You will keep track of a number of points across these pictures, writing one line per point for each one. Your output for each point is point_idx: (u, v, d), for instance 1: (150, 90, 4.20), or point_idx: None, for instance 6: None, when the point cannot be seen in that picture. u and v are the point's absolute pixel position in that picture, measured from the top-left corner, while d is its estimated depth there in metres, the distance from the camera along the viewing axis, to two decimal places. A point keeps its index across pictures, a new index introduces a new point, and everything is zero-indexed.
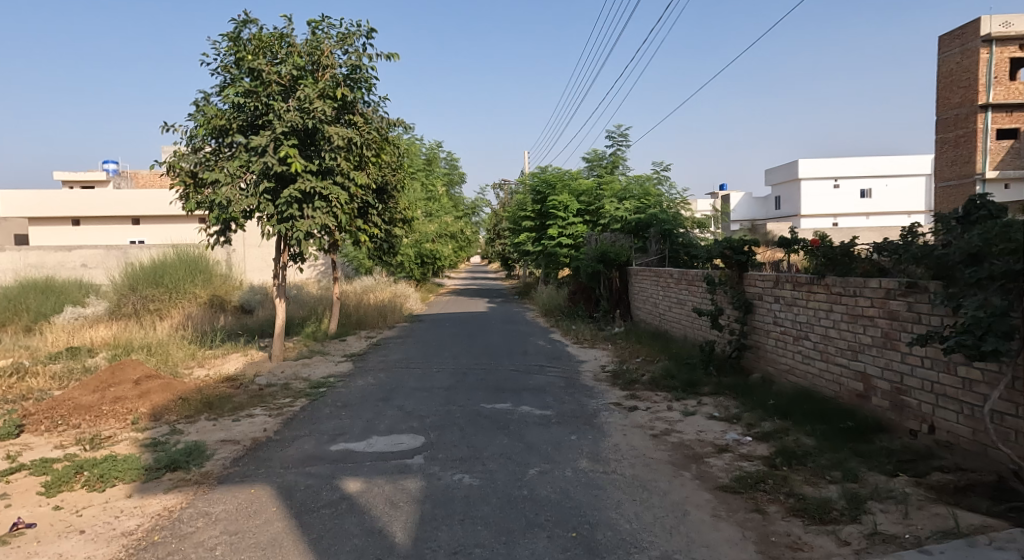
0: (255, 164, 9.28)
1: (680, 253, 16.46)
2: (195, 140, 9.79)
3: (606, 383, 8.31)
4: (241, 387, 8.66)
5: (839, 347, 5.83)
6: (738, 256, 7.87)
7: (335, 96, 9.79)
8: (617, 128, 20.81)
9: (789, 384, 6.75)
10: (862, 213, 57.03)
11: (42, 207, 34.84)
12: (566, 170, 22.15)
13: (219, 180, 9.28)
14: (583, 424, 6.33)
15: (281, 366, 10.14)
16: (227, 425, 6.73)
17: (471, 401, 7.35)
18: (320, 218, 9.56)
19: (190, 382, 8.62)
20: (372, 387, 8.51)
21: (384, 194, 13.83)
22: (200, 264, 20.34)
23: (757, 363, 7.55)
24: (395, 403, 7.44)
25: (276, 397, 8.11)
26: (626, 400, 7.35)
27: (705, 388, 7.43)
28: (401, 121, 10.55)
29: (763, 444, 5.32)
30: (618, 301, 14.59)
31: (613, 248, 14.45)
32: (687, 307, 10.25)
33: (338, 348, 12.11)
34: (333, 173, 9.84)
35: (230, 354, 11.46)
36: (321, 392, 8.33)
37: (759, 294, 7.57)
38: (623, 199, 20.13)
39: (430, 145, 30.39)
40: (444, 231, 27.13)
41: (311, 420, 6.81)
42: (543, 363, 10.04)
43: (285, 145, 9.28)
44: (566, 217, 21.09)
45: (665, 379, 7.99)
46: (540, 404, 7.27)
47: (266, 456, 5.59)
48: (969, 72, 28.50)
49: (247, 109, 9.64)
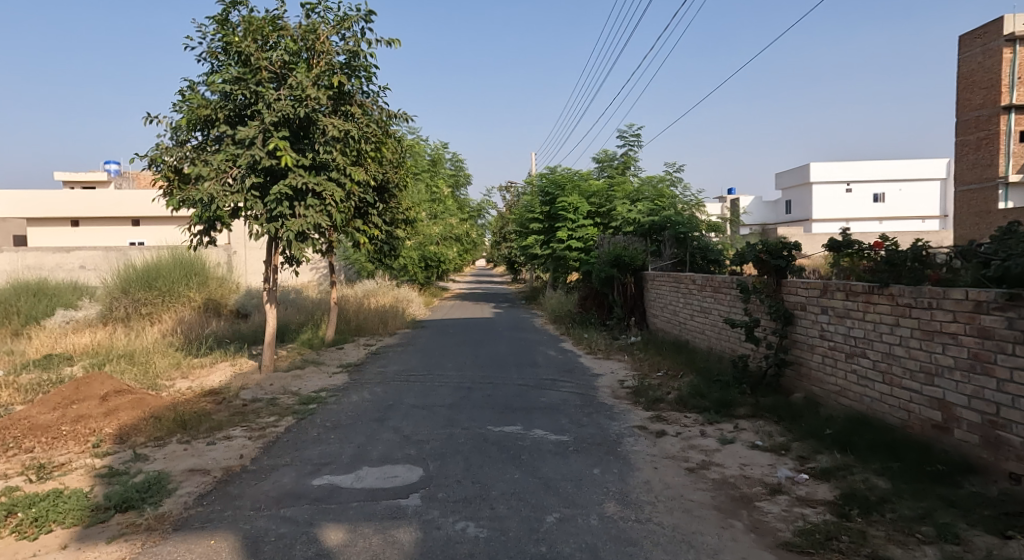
0: (242, 157, 8.46)
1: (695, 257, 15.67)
2: (178, 132, 8.99)
3: (627, 403, 7.46)
4: (223, 403, 7.85)
5: (907, 368, 4.99)
6: (778, 261, 7.07)
7: (331, 85, 9.02)
8: (629, 128, 19.57)
9: (841, 408, 5.91)
10: (874, 218, 55.99)
11: (40, 208, 34.22)
12: (576, 171, 21.37)
13: (203, 175, 8.46)
14: (606, 455, 5.49)
15: (270, 378, 9.35)
16: (199, 450, 5.93)
17: (476, 423, 6.53)
18: (314, 217, 8.77)
19: (167, 397, 7.83)
20: (367, 404, 7.69)
21: (385, 193, 13.08)
22: (194, 266, 19.52)
23: (800, 382, 6.70)
24: (391, 424, 6.62)
25: (261, 415, 7.29)
26: (651, 423, 6.51)
27: (740, 410, 6.59)
28: (403, 113, 9.78)
29: (823, 484, 4.48)
30: (633, 308, 13.74)
31: (627, 252, 13.67)
32: (712, 317, 9.41)
33: (334, 358, 11.30)
34: (328, 167, 9.05)
35: (218, 365, 10.65)
36: (311, 409, 7.52)
37: (801, 304, 6.73)
38: (636, 202, 19.32)
39: (436, 146, 29.70)
40: (449, 233, 26.34)
41: (295, 444, 6.00)
42: (555, 377, 9.19)
43: (274, 137, 8.48)
44: (576, 219, 20.28)
45: (695, 398, 7.15)
46: (555, 427, 6.44)
47: (236, 492, 4.78)
48: (992, 73, 27.42)
49: (235, 98, 8.85)
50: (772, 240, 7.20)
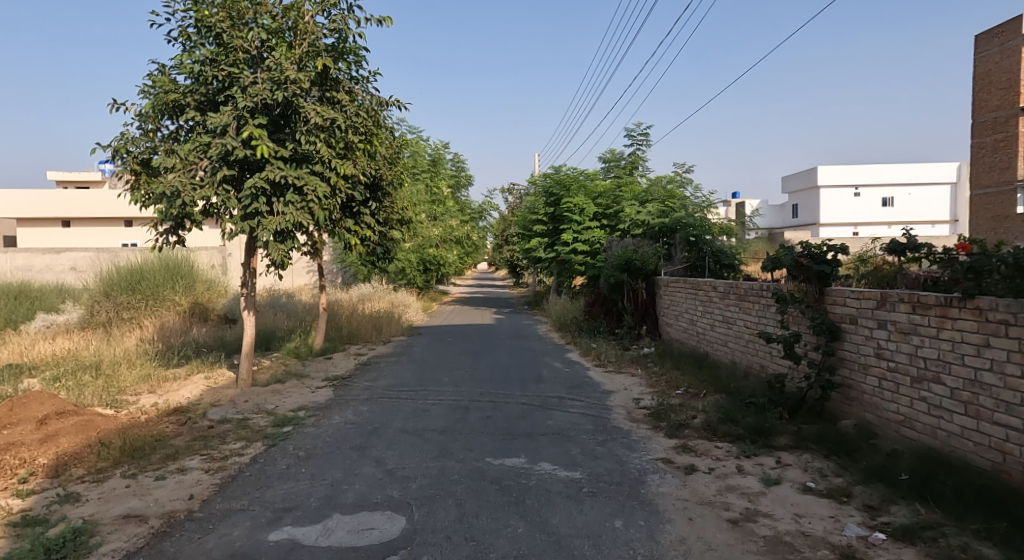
0: (213, 147, 7.53)
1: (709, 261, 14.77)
2: (144, 119, 8.04)
3: (646, 428, 6.51)
4: (187, 425, 6.92)
5: (1001, 400, 4.09)
6: (821, 266, 6.15)
7: (315, 68, 8.09)
8: (637, 126, 20.85)
9: (905, 442, 4.98)
10: (883, 222, 54.99)
11: (31, 208, 33.40)
12: (582, 171, 20.42)
13: (170, 167, 7.53)
14: (628, 499, 4.54)
15: (246, 393, 8.40)
16: (143, 488, 5.00)
17: (472, 455, 5.59)
18: (297, 214, 7.85)
19: (123, 418, 6.91)
20: (349, 427, 6.75)
21: (378, 191, 12.16)
22: (181, 269, 18.55)
23: (849, 407, 5.77)
24: (373, 454, 5.68)
25: (226, 439, 6.36)
26: (677, 455, 5.57)
27: (781, 441, 5.64)
28: (396, 101, 8.87)
29: (909, 551, 3.54)
30: (645, 316, 12.75)
31: (638, 256, 12.75)
32: (739, 328, 8.46)
33: (320, 370, 10.36)
34: (312, 160, 8.13)
35: (192, 378, 9.71)
36: (284, 433, 6.59)
37: (850, 317, 5.79)
38: (644, 203, 18.42)
39: (436, 146, 28.88)
40: (449, 235, 25.39)
41: (257, 481, 5.07)
42: (563, 395, 8.24)
43: (250, 124, 7.55)
44: (582, 221, 19.33)
45: (725, 423, 6.21)
46: (565, 459, 5.50)
47: (172, 551, 3.85)
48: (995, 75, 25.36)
49: (208, 82, 7.92)
50: (814, 243, 6.31)
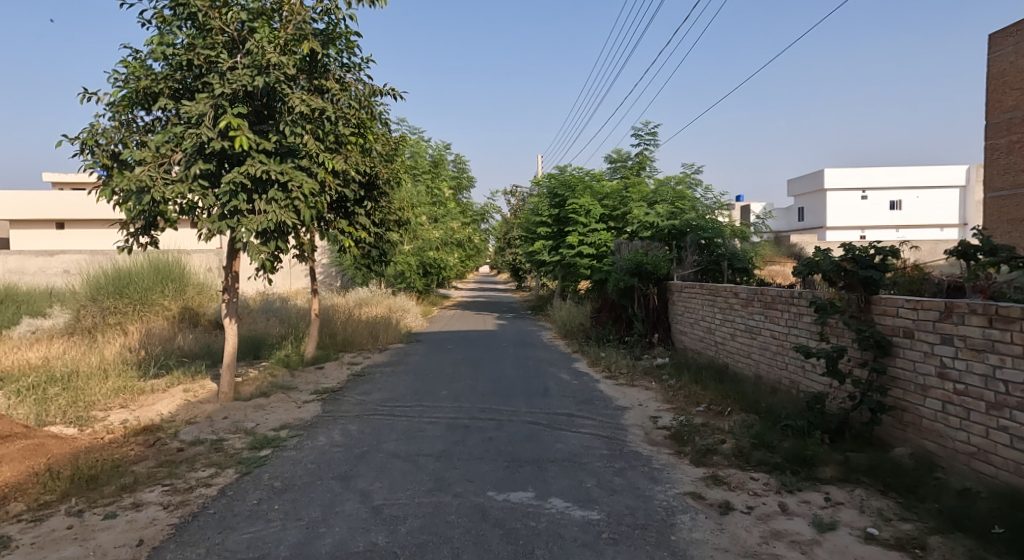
0: (188, 138, 6.82)
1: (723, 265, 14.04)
2: (112, 109, 7.32)
3: (668, 453, 5.78)
4: (154, 447, 6.20)
5: None
6: (868, 271, 5.46)
7: (301, 53, 7.39)
8: (645, 124, 19.47)
9: (981, 480, 4.26)
10: (891, 226, 54.22)
11: (24, 210, 32.76)
12: (588, 171, 19.71)
13: (139, 160, 6.82)
14: (657, 549, 3.82)
15: (226, 409, 7.69)
16: (86, 530, 4.28)
17: (472, 488, 4.87)
18: (283, 212, 7.15)
19: (83, 441, 6.20)
20: (335, 451, 6.03)
21: (374, 190, 11.46)
22: (171, 273, 17.82)
23: (903, 433, 5.04)
24: (359, 487, 4.96)
25: (194, 464, 5.64)
26: (708, 488, 4.84)
27: (827, 472, 4.91)
28: (391, 90, 8.19)
29: None
30: (657, 323, 12.02)
31: (649, 259, 12.03)
32: (766, 338, 7.73)
33: (310, 381, 9.64)
34: (299, 153, 7.43)
35: (170, 390, 8.98)
36: (261, 457, 5.87)
37: (904, 329, 5.06)
38: (653, 204, 17.74)
39: (437, 146, 28.23)
40: (450, 238, 24.65)
41: (222, 521, 4.36)
42: (572, 412, 7.51)
43: (228, 113, 6.85)
44: (588, 222, 18.59)
45: (759, 449, 5.47)
46: (579, 493, 4.78)
47: None
48: None
49: (183, 67, 7.21)
50: (859, 246, 5.63)
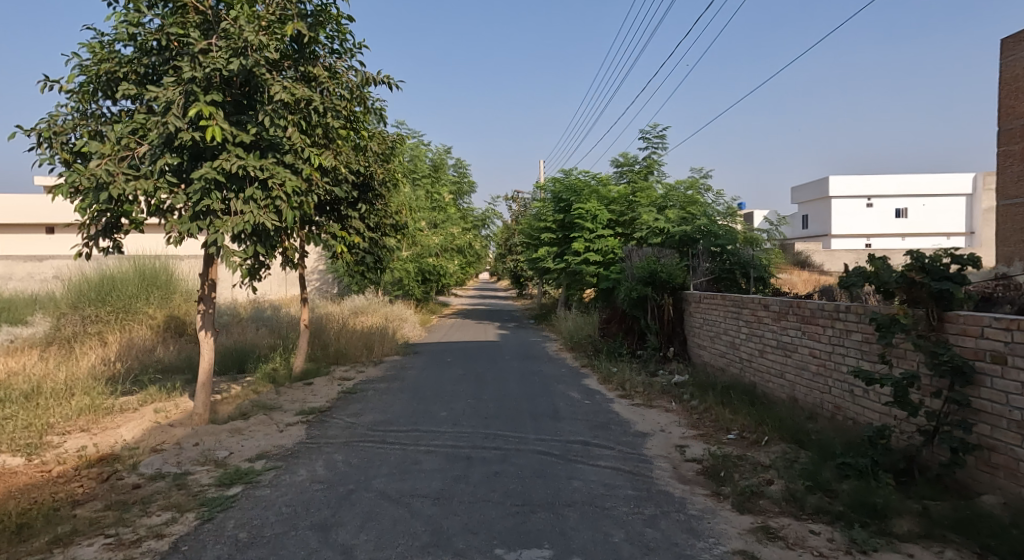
0: (153, 128, 5.99)
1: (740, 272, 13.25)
2: (70, 96, 6.47)
3: (704, 495, 4.94)
4: (107, 482, 5.35)
5: None
6: (941, 283, 4.64)
7: (285, 34, 6.59)
8: (652, 126, 17.81)
9: None
10: (897, 234, 53.54)
11: (12, 213, 31.92)
12: (594, 176, 18.88)
13: (97, 152, 5.99)
14: None
15: (198, 433, 6.86)
16: None
17: (477, 544, 4.04)
18: (262, 212, 6.34)
19: (24, 477, 5.36)
20: (316, 489, 5.19)
21: (368, 191, 10.69)
22: (157, 280, 16.96)
23: (993, 478, 4.22)
24: (342, 541, 4.12)
25: (148, 507, 4.79)
26: (762, 546, 4.00)
27: (905, 525, 4.08)
28: (385, 79, 7.41)
29: None
30: (671, 336, 11.19)
31: (663, 267, 11.21)
32: (803, 356, 6.92)
33: (296, 400, 8.81)
34: (281, 147, 6.64)
35: (141, 410, 8.12)
36: (229, 496, 5.03)
37: (993, 353, 4.24)
38: (663, 210, 17.00)
39: (438, 150, 27.49)
40: (450, 244, 23.80)
41: None
42: (587, 440, 6.66)
43: (199, 100, 6.04)
44: (594, 228, 17.84)
45: (815, 493, 4.63)
46: (605, 551, 3.95)
47: None
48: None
49: (151, 48, 6.37)
50: (928, 254, 4.82)
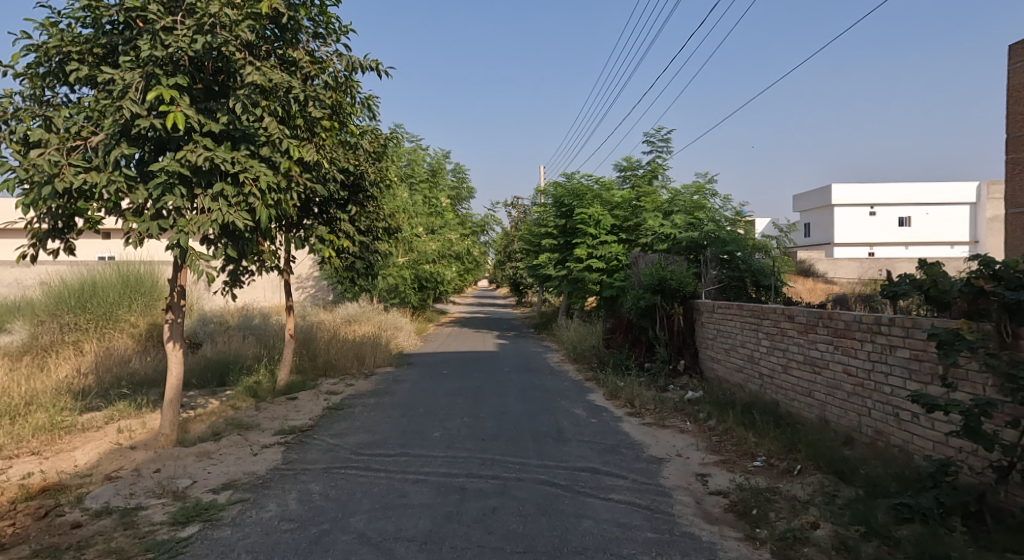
0: (107, 114, 5.28)
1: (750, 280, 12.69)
2: (16, 79, 5.74)
3: (737, 540, 4.22)
4: (44, 520, 4.63)
5: None
6: (1020, 294, 3.95)
7: (261, 12, 5.90)
8: (658, 133, 16.16)
9: None
10: (900, 243, 52.95)
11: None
12: (596, 180, 18.18)
13: (43, 141, 5.27)
14: None
15: (162, 457, 6.14)
16: None
17: None
18: (234, 211, 5.67)
19: None
20: (285, 529, 4.47)
21: (359, 191, 10.03)
22: (141, 286, 16.23)
23: None
24: None
25: (82, 553, 4.06)
26: None
27: None
28: (371, 65, 6.76)
29: None
30: (682, 348, 10.48)
31: (672, 274, 10.56)
32: (836, 374, 6.22)
33: (276, 418, 8.10)
34: (256, 138, 5.96)
35: (104, 428, 7.39)
36: (182, 538, 4.31)
37: None
38: (669, 214, 16.34)
39: (436, 154, 26.84)
40: (448, 251, 23.08)
41: None
42: (596, 467, 5.94)
43: (160, 83, 5.33)
44: (597, 234, 17.17)
45: (871, 542, 3.92)
46: None
47: None
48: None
49: (108, 26, 5.65)
50: (1000, 258, 4.13)
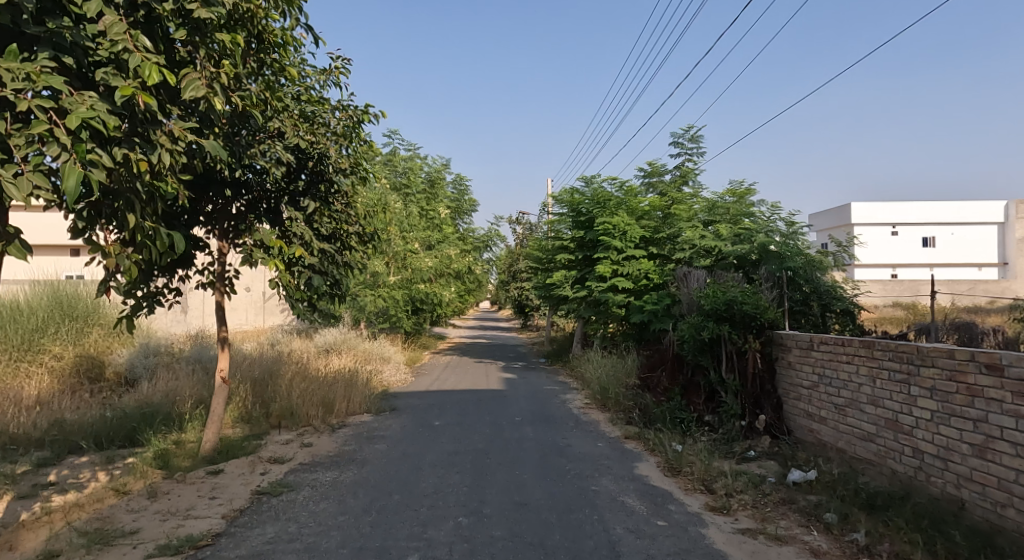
0: None
1: (811, 302, 10.50)
2: None
3: None
4: None
5: None
6: None
7: None
8: (686, 131, 17.57)
9: None
10: (925, 264, 49.99)
11: None
12: (620, 185, 15.46)
13: None
14: None
15: None
16: None
17: None
18: (18, 172, 2.97)
19: None
20: None
21: (318, 178, 7.38)
22: (75, 308, 13.40)
23: None
24: None
25: None
26: None
27: None
28: None
29: None
30: (759, 398, 7.68)
31: (745, 296, 7.83)
32: None
33: (170, 516, 5.27)
34: (77, 46, 3.27)
35: None
36: None
37: None
38: (710, 224, 13.67)
39: (436, 163, 24.29)
40: (446, 268, 20.22)
41: None
42: None
43: None
44: (623, 247, 14.47)
45: None
46: None
47: None
48: None
49: None
50: None
